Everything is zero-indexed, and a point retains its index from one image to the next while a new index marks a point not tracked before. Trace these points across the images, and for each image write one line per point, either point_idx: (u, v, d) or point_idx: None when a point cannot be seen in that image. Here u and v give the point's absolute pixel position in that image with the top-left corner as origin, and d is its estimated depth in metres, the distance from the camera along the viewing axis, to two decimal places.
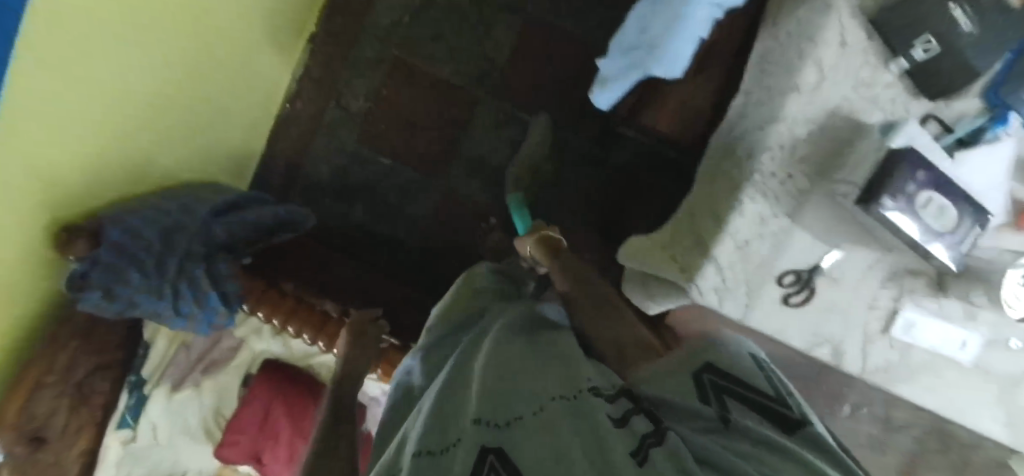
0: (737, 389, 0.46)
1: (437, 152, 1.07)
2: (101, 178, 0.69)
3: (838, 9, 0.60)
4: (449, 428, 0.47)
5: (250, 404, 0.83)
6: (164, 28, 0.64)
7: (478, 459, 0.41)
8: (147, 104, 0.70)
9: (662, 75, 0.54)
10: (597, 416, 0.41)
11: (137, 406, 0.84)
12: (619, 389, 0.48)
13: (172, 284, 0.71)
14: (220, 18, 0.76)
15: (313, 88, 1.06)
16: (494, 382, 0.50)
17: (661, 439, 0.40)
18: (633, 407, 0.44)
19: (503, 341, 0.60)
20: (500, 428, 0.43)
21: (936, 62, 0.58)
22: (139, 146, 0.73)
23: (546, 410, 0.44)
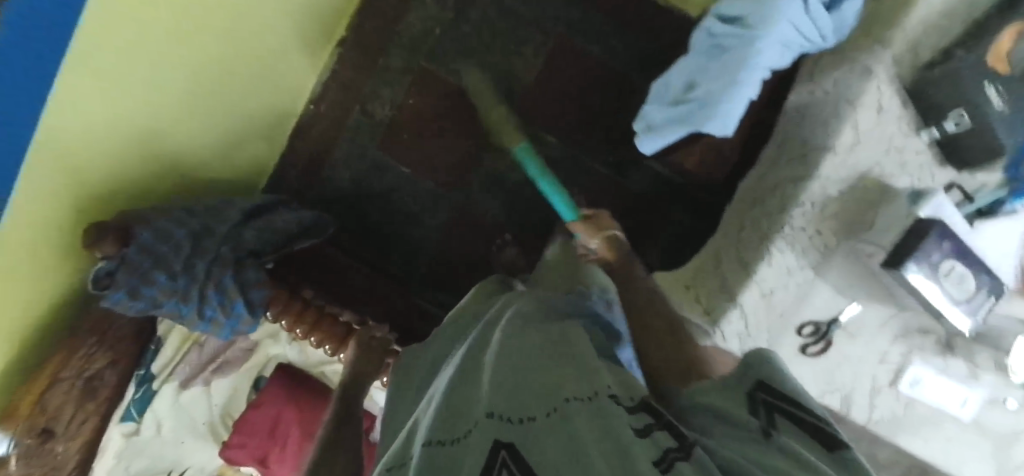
0: (789, 406, 0.41)
1: (459, 165, 1.07)
2: (121, 175, 0.69)
3: (879, 77, 0.62)
4: (458, 417, 0.45)
5: (259, 409, 0.83)
6: (201, 33, 0.64)
7: (489, 453, 0.39)
8: (168, 96, 0.67)
9: (713, 131, 0.55)
10: (615, 421, 0.37)
11: (143, 400, 0.83)
12: (637, 398, 0.41)
13: (202, 288, 0.71)
14: (248, 12, 0.72)
15: (337, 94, 1.06)
16: (509, 375, 0.45)
17: (686, 455, 0.35)
18: (656, 423, 0.38)
19: (516, 327, 0.51)
20: (516, 424, 0.40)
21: (966, 138, 0.61)
22: (160, 137, 0.71)
23: (561, 412, 0.39)
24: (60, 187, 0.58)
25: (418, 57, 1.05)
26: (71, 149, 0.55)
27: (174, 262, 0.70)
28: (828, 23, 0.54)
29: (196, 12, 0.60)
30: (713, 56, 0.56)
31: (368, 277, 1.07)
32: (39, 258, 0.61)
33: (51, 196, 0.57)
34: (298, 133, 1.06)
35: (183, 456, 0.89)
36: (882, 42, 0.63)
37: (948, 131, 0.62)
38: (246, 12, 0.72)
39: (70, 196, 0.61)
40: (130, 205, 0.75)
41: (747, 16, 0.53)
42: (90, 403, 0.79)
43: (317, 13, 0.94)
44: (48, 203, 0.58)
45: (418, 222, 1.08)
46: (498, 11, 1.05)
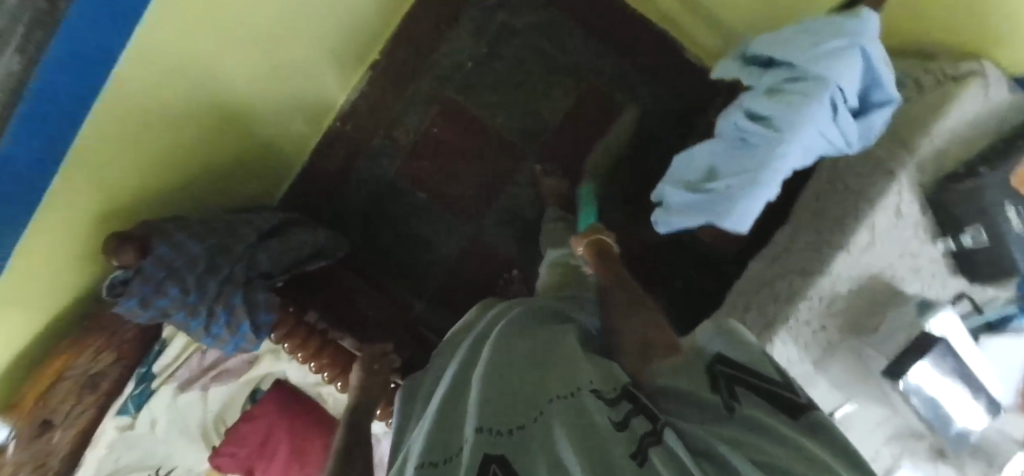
0: (748, 379, 0.52)
1: (475, 197, 1.09)
2: (147, 182, 0.70)
3: (902, 183, 0.62)
4: (450, 438, 0.52)
5: (253, 422, 0.84)
6: (235, 47, 0.66)
7: (480, 468, 0.46)
8: (191, 107, 0.67)
9: (728, 227, 0.56)
10: (597, 419, 0.47)
11: (141, 396, 0.84)
12: (618, 387, 0.52)
13: (212, 304, 0.73)
14: (278, 27, 0.72)
15: (365, 114, 1.06)
16: (498, 390, 0.53)
17: (658, 438, 0.45)
18: (633, 409, 0.49)
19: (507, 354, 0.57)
20: (506, 437, 0.48)
21: (982, 252, 0.61)
22: (181, 147, 0.72)
23: (546, 419, 0.49)
24: (88, 193, 0.59)
25: (448, 86, 1.07)
26: (104, 153, 0.57)
27: (188, 277, 0.72)
28: (856, 132, 0.55)
29: (232, 26, 0.62)
30: (738, 151, 0.57)
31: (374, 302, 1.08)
32: (54, 260, 0.62)
33: (79, 201, 0.59)
34: (322, 149, 1.06)
35: (174, 454, 0.91)
36: (907, 148, 0.63)
37: (965, 244, 0.62)
38: (283, 30, 0.74)
39: (95, 204, 0.62)
40: (152, 213, 0.76)
41: (774, 118, 0.54)
42: (87, 399, 0.79)
43: (352, 36, 0.94)
44: (75, 210, 0.60)
45: (430, 249, 1.09)
46: (530, 50, 1.07)
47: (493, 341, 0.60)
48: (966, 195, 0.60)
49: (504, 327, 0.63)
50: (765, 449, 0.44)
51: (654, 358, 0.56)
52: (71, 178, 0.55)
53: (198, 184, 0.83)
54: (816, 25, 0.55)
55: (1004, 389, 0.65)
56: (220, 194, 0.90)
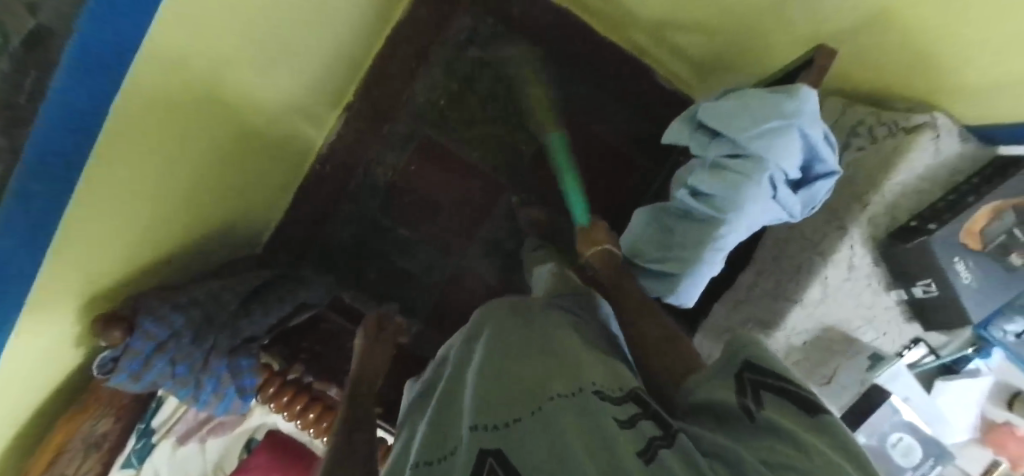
0: (774, 383, 0.44)
1: (458, 230, 1.11)
2: (130, 256, 0.74)
3: (852, 237, 0.64)
4: (444, 438, 0.47)
5: (250, 470, 0.92)
6: (202, 117, 0.70)
7: (475, 460, 0.41)
8: (160, 179, 0.70)
9: (673, 300, 0.62)
10: (601, 417, 0.40)
11: (144, 450, 0.88)
12: (624, 388, 0.46)
13: (198, 376, 0.76)
14: (237, 91, 0.73)
15: (344, 156, 1.05)
16: (495, 383, 0.47)
17: (668, 441, 0.39)
18: (642, 412, 0.43)
19: (502, 348, 0.51)
20: (501, 430, 0.42)
21: (934, 303, 0.63)
22: (157, 214, 0.74)
23: (545, 412, 0.42)
24: (72, 270, 0.64)
25: (424, 124, 1.06)
26: (94, 223, 0.62)
27: (173, 350, 0.74)
28: (795, 203, 0.57)
29: (184, 102, 0.64)
30: (688, 225, 0.61)
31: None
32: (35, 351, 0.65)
33: (63, 281, 0.64)
34: (302, 192, 1.07)
35: None
36: (859, 202, 0.65)
37: (917, 294, 0.64)
38: (249, 93, 0.76)
39: (78, 282, 0.67)
40: (136, 287, 0.79)
41: (717, 197, 0.57)
42: (92, 458, 0.84)
43: (323, 83, 0.94)
44: (59, 293, 0.64)
45: (415, 284, 1.12)
46: (506, 82, 1.05)
47: (486, 336, 0.54)
48: (913, 253, 0.61)
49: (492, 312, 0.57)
50: (778, 451, 0.38)
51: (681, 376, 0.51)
52: (59, 258, 0.60)
53: (183, 245, 0.85)
54: (754, 99, 0.57)
55: (957, 425, 0.71)
56: (204, 249, 0.92)
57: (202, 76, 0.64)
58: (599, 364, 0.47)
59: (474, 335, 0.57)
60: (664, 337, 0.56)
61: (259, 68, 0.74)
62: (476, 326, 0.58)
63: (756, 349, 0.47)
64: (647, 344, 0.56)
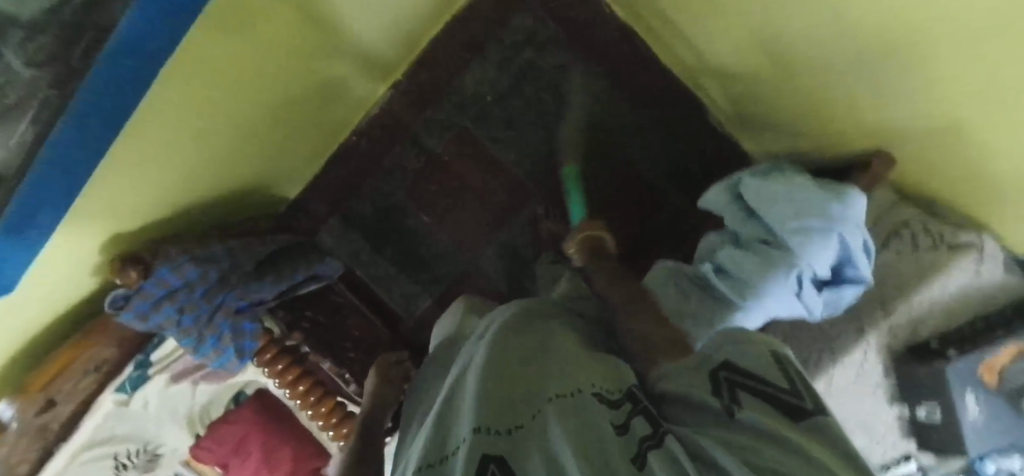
0: (754, 385, 0.41)
1: (479, 229, 1.10)
2: (155, 200, 0.76)
3: (868, 343, 0.65)
4: (445, 436, 0.45)
5: (233, 424, 0.96)
6: (256, 82, 0.71)
7: (477, 462, 0.38)
8: (196, 132, 0.70)
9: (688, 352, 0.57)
10: (597, 422, 0.38)
11: (138, 379, 0.91)
12: (622, 389, 0.43)
13: (202, 330, 0.78)
14: (288, 58, 0.73)
15: (382, 133, 1.06)
16: (497, 383, 0.45)
17: (658, 442, 0.37)
18: (633, 408, 0.41)
19: (503, 352, 0.49)
20: (504, 436, 0.40)
21: (934, 427, 0.63)
22: (190, 164, 0.75)
23: (544, 415, 0.41)
24: (103, 204, 0.67)
25: (466, 117, 1.06)
26: (132, 162, 0.64)
27: (183, 300, 0.76)
28: (817, 302, 0.56)
29: (229, 60, 0.63)
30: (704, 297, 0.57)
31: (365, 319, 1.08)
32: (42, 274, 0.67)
33: (89, 214, 0.66)
34: (335, 161, 1.07)
35: (161, 434, 0.97)
36: (882, 307, 0.64)
37: (919, 416, 0.65)
38: (308, 64, 0.78)
39: (98, 217, 0.68)
40: (156, 229, 0.81)
41: (735, 277, 0.57)
42: (87, 381, 0.86)
43: (377, 61, 0.93)
44: (80, 225, 0.66)
45: (428, 274, 1.12)
46: (556, 92, 1.04)
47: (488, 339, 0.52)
48: (928, 375, 0.61)
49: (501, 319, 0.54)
50: (765, 453, 0.35)
51: (664, 353, 0.46)
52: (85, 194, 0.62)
53: (211, 195, 0.87)
54: (798, 192, 0.56)
55: None
56: (229, 202, 0.93)
57: (248, 37, 0.63)
58: (597, 369, 0.45)
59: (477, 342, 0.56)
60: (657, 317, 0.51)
61: (312, 38, 0.74)
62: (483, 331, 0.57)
63: (735, 350, 0.44)
64: (634, 329, 0.51)
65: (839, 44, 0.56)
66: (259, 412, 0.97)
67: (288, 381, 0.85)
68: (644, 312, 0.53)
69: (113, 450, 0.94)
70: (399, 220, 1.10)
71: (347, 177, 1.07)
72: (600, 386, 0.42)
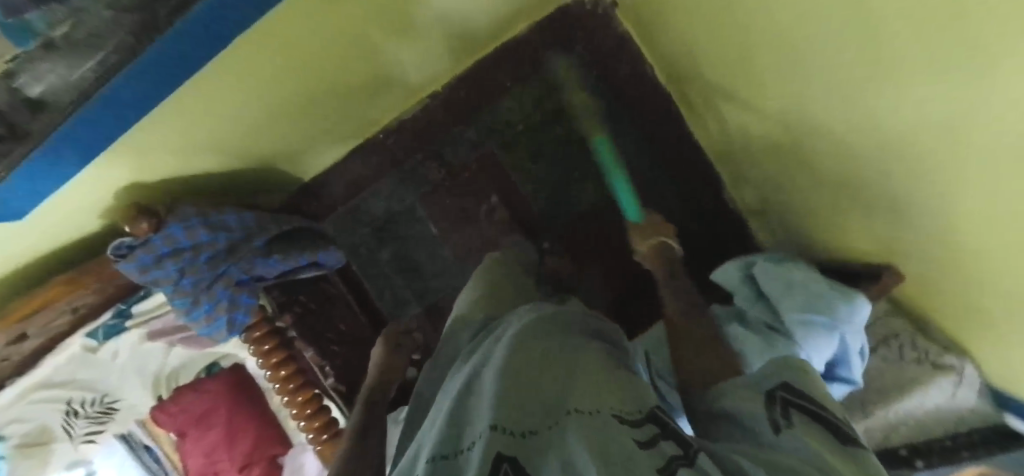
0: (807, 406, 0.47)
1: (481, 249, 1.12)
2: (181, 156, 0.75)
3: None
4: (460, 429, 0.48)
5: (200, 392, 0.95)
6: (315, 68, 0.74)
7: (491, 462, 0.42)
8: (242, 99, 0.70)
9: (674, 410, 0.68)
10: (619, 437, 0.42)
11: (113, 328, 0.86)
12: (642, 411, 0.46)
13: (199, 294, 0.77)
14: (347, 47, 0.74)
15: (410, 136, 1.07)
16: (514, 389, 0.49)
17: (690, 462, 0.40)
18: (661, 431, 0.44)
19: (523, 359, 0.52)
20: (521, 439, 0.44)
21: None
22: (226, 128, 0.75)
23: (564, 429, 0.45)
24: (135, 147, 0.67)
25: (495, 139, 1.09)
26: (179, 112, 0.65)
27: (186, 261, 0.76)
28: None
29: (295, 38, 0.65)
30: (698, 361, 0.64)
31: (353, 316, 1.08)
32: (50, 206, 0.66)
33: (114, 155, 0.65)
34: (357, 153, 1.07)
35: (120, 388, 0.93)
36: (859, 410, 0.70)
37: None
38: (366, 61, 0.81)
39: (124, 159, 0.67)
40: (169, 183, 0.80)
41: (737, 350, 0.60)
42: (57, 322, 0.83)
43: (423, 67, 0.95)
44: (103, 164, 0.65)
45: (423, 283, 1.13)
46: (586, 134, 1.08)
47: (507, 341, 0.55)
48: None
49: (520, 325, 0.58)
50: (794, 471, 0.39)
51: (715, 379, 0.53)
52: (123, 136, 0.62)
53: (232, 162, 0.86)
54: (811, 282, 0.60)
55: None
56: (245, 172, 0.92)
57: (320, 20, 0.65)
58: (618, 390, 0.48)
59: (495, 344, 0.58)
60: (714, 341, 0.57)
61: (374, 34, 0.75)
62: (501, 333, 0.60)
63: (792, 373, 0.50)
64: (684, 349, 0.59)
65: (873, 155, 0.59)
66: (228, 388, 0.96)
67: (269, 365, 0.84)
68: (700, 332, 0.60)
69: (67, 395, 0.90)
70: (407, 226, 1.11)
71: (366, 171, 1.08)
72: (624, 408, 0.46)
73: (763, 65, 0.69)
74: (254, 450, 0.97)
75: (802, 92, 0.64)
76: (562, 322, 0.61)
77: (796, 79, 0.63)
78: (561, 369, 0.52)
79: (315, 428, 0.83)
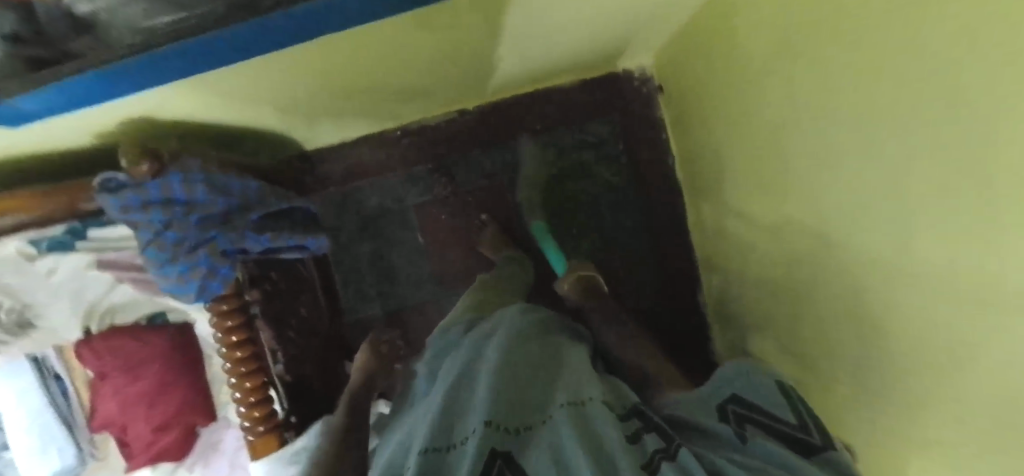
0: (760, 418, 0.57)
1: (461, 274, 1.11)
2: (219, 113, 0.73)
3: None
4: (451, 426, 0.55)
5: (142, 343, 0.90)
6: (380, 75, 0.73)
7: (486, 455, 0.49)
8: (306, 86, 0.70)
9: None
10: (605, 430, 0.50)
11: (60, 242, 0.77)
12: (627, 406, 0.57)
13: (179, 252, 0.72)
14: (417, 67, 0.75)
15: (431, 146, 1.08)
16: (503, 398, 0.55)
17: (669, 455, 0.49)
18: (644, 427, 0.53)
19: (512, 364, 0.60)
20: (514, 433, 0.53)
21: None
22: (277, 104, 0.74)
23: (555, 420, 0.53)
24: (182, 98, 0.63)
25: (510, 176, 1.11)
26: (241, 83, 0.62)
27: (178, 215, 0.71)
28: None
29: (380, 53, 0.65)
30: None
31: (315, 303, 1.04)
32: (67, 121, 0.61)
33: (157, 99, 0.62)
34: (375, 145, 1.06)
35: (46, 305, 0.84)
36: None
37: None
38: (426, 76, 0.80)
39: (167, 103, 0.64)
40: (189, 129, 0.76)
41: None
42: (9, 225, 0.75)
43: (472, 91, 0.96)
44: (143, 102, 0.62)
45: (392, 289, 1.11)
46: (594, 200, 1.11)
47: (497, 344, 0.63)
48: None
49: (510, 334, 0.65)
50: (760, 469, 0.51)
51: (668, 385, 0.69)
52: (179, 87, 0.59)
53: (258, 129, 0.84)
54: None
55: None
56: (263, 139, 0.88)
57: (409, 47, 0.66)
58: (598, 388, 0.57)
59: (484, 343, 0.66)
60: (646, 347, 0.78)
61: (446, 61, 0.76)
62: (493, 332, 0.68)
63: (740, 387, 0.59)
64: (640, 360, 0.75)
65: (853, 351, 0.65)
66: (167, 344, 0.91)
67: (233, 350, 0.79)
68: (640, 351, 0.77)
69: None
70: (397, 231, 1.10)
71: (377, 164, 1.07)
72: (598, 391, 0.56)
73: (783, 213, 0.74)
74: (178, 414, 0.93)
75: (811, 256, 0.69)
76: (548, 331, 0.69)
77: (810, 243, 0.69)
78: (546, 374, 0.61)
79: (257, 419, 0.81)
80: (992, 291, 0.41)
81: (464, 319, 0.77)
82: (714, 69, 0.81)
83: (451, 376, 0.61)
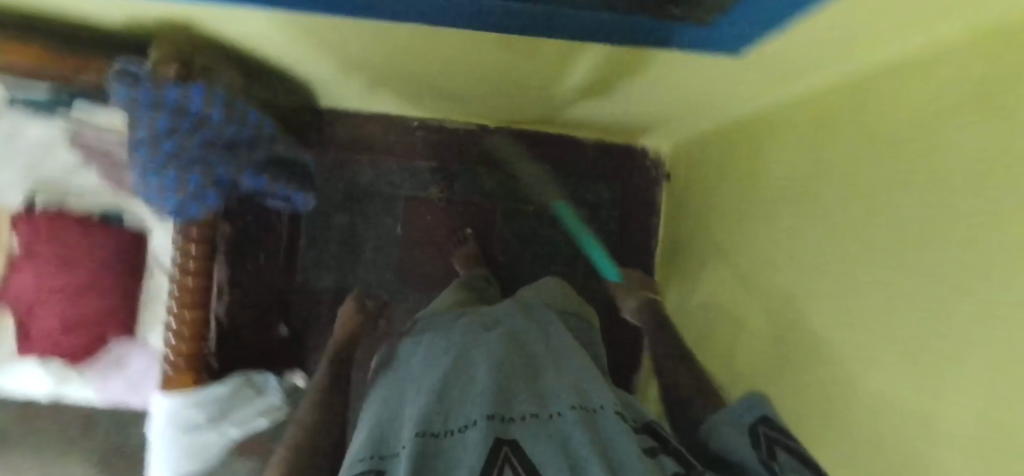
0: (795, 446, 0.48)
1: (423, 277, 1.11)
2: (272, 52, 0.72)
3: None
4: (447, 410, 0.50)
5: (88, 239, 0.84)
6: (435, 73, 0.74)
7: (492, 445, 0.45)
8: (363, 60, 0.70)
9: None
10: (619, 435, 0.47)
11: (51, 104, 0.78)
12: (642, 422, 0.55)
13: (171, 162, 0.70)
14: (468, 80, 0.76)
15: (443, 149, 1.09)
16: (505, 390, 0.52)
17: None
18: (661, 448, 0.51)
19: (511, 357, 0.56)
20: (517, 420, 0.49)
21: None
22: (327, 65, 0.74)
23: (564, 419, 0.49)
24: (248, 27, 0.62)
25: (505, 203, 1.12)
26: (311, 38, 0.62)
27: (187, 131, 0.69)
28: None
29: (448, 55, 0.66)
30: None
31: None
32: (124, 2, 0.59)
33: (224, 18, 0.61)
34: (391, 127, 1.07)
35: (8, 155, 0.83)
36: None
37: None
38: (475, 88, 0.82)
39: (230, 25, 0.63)
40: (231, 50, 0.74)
41: None
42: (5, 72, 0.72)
43: (505, 114, 0.98)
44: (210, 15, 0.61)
45: (353, 268, 1.08)
46: (572, 253, 1.14)
47: (495, 336, 0.59)
48: None
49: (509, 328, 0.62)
50: None
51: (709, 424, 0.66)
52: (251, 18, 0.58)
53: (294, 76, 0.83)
54: None
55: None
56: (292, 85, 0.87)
57: (474, 61, 0.67)
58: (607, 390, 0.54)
59: (478, 330, 0.62)
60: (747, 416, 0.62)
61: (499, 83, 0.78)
62: (495, 323, 0.64)
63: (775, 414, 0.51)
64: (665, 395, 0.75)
65: None
66: (113, 246, 0.86)
67: (190, 277, 0.77)
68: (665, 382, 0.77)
69: None
70: (379, 214, 1.09)
71: (385, 144, 1.07)
72: (611, 397, 0.52)
73: (738, 337, 0.77)
74: (97, 320, 0.86)
75: (753, 387, 0.73)
76: (543, 323, 0.66)
77: (757, 374, 0.72)
78: (545, 368, 0.57)
79: (184, 356, 0.77)
80: (909, 470, 0.44)
81: (451, 310, 0.74)
82: (717, 178, 0.87)
83: (446, 359, 0.57)
